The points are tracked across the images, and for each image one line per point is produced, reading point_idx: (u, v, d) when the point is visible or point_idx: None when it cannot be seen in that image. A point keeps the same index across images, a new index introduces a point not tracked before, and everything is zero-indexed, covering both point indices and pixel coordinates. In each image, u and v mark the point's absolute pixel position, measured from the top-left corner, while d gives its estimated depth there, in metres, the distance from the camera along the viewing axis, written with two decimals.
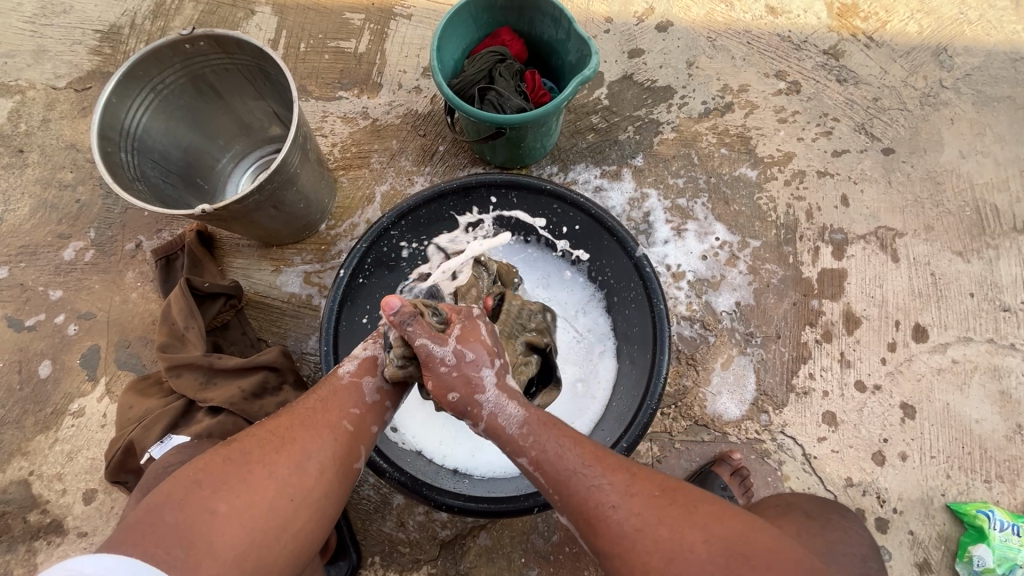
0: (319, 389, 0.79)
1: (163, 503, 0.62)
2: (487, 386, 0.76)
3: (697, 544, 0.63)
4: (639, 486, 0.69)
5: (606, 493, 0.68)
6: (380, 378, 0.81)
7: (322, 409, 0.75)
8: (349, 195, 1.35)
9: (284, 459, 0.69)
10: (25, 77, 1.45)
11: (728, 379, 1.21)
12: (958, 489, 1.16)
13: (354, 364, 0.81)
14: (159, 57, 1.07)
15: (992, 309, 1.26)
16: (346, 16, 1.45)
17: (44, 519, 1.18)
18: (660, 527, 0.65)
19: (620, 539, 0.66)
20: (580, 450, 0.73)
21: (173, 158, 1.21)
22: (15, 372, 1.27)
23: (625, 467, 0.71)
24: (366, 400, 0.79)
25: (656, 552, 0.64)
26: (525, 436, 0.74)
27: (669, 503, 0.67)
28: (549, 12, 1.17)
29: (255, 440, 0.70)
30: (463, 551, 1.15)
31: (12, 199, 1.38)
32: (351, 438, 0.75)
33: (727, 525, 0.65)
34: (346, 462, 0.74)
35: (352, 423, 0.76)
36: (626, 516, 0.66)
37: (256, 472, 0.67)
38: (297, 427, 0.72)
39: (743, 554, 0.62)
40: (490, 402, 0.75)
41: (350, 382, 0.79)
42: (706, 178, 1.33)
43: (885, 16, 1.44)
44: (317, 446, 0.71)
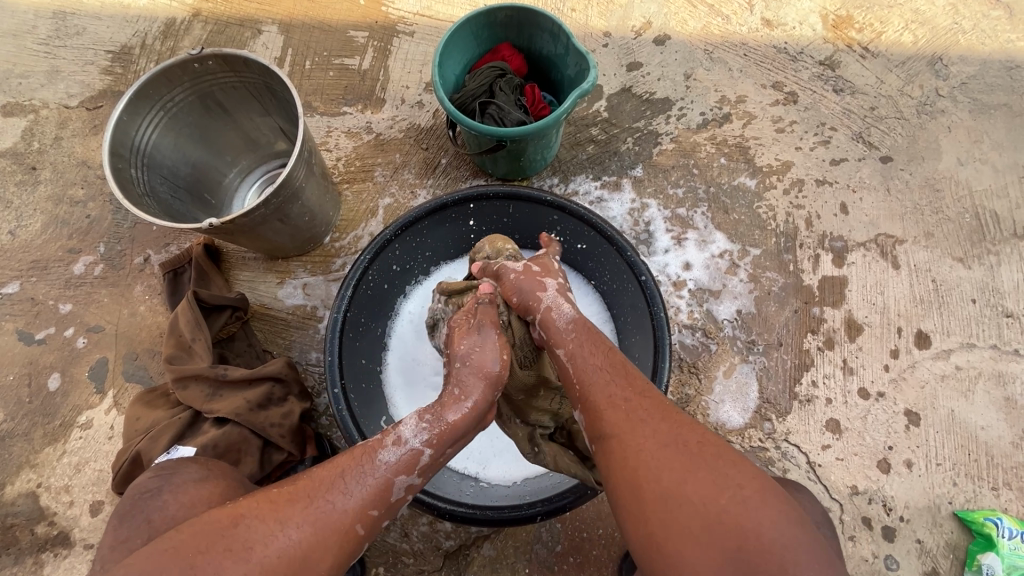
0: (349, 471, 0.72)
1: (157, 575, 0.61)
2: (550, 287, 0.90)
3: (684, 440, 0.67)
4: (653, 396, 0.74)
5: (621, 389, 0.75)
6: (412, 478, 0.75)
7: (340, 506, 0.69)
8: (353, 208, 1.37)
9: (282, 563, 0.64)
10: (38, 97, 1.49)
11: (730, 388, 1.21)
12: (965, 497, 1.15)
13: (395, 454, 0.75)
14: (168, 76, 1.10)
15: (995, 314, 1.26)
16: (350, 34, 1.48)
17: (51, 531, 1.19)
18: (661, 424, 0.69)
19: (621, 425, 0.71)
20: (610, 359, 0.80)
21: (182, 173, 1.23)
22: (25, 385, 1.28)
23: (644, 383, 0.77)
24: (389, 501, 0.73)
25: (652, 439, 0.68)
26: (571, 331, 0.85)
27: (674, 411, 0.71)
28: (548, 28, 1.20)
29: (261, 530, 0.65)
30: (467, 561, 1.14)
31: (25, 215, 1.41)
32: (357, 543, 0.70)
33: (719, 439, 0.68)
34: (344, 565, 0.69)
35: (364, 527, 0.70)
36: (629, 409, 0.72)
37: (251, 572, 0.62)
38: (306, 525, 0.67)
39: (729, 462, 0.65)
40: (550, 297, 0.89)
41: (382, 478, 0.73)
42: (705, 188, 1.35)
43: (880, 27, 1.46)
44: (318, 552, 0.66)
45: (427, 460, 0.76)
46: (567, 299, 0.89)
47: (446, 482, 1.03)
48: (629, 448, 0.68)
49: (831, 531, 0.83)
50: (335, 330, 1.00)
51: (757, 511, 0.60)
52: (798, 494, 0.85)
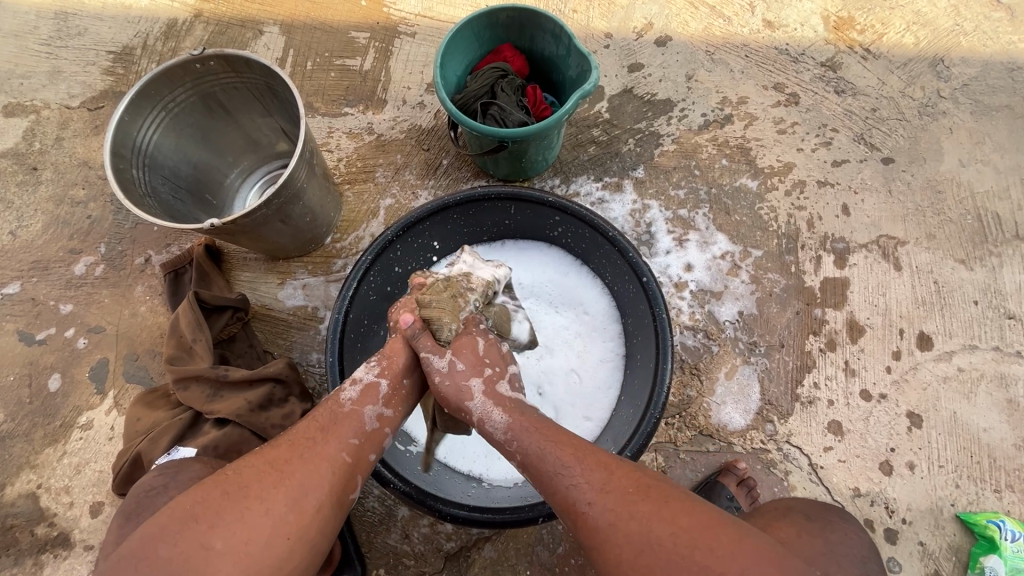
0: (320, 415, 0.80)
1: (162, 531, 0.65)
2: (475, 393, 0.85)
3: (665, 539, 0.64)
4: (615, 483, 0.71)
5: (583, 490, 0.71)
6: (380, 407, 0.83)
7: (321, 440, 0.76)
8: (354, 209, 1.37)
9: (281, 493, 0.69)
10: (39, 98, 1.49)
11: (732, 389, 1.21)
12: (968, 499, 1.15)
13: (355, 390, 0.83)
14: (170, 77, 1.10)
15: (997, 316, 1.25)
16: (351, 35, 1.48)
17: (51, 532, 1.18)
18: (632, 523, 0.67)
19: (596, 534, 0.68)
20: (560, 448, 0.76)
21: (183, 174, 1.23)
22: (25, 386, 1.28)
23: (602, 465, 0.73)
24: (365, 429, 0.80)
25: (627, 547, 0.66)
26: (510, 441, 0.80)
27: (640, 499, 0.69)
28: (549, 29, 1.20)
29: (253, 472, 0.71)
30: (468, 563, 1.14)
31: (26, 215, 1.40)
32: (350, 469, 0.76)
33: (693, 519, 0.65)
34: (343, 494, 0.74)
35: (349, 453, 0.77)
36: (601, 514, 0.69)
37: (253, 508, 0.68)
38: (294, 460, 0.73)
39: (716, 550, 0.62)
40: (478, 408, 0.84)
41: (351, 411, 0.81)
42: (706, 190, 1.35)
43: (881, 29, 1.46)
44: (311, 481, 0.72)
45: (386, 390, 0.85)
46: (498, 405, 0.84)
47: (447, 483, 1.02)
48: (612, 562, 0.66)
49: (877, 566, 0.80)
50: (336, 331, 1.00)
51: None
52: (841, 525, 0.84)
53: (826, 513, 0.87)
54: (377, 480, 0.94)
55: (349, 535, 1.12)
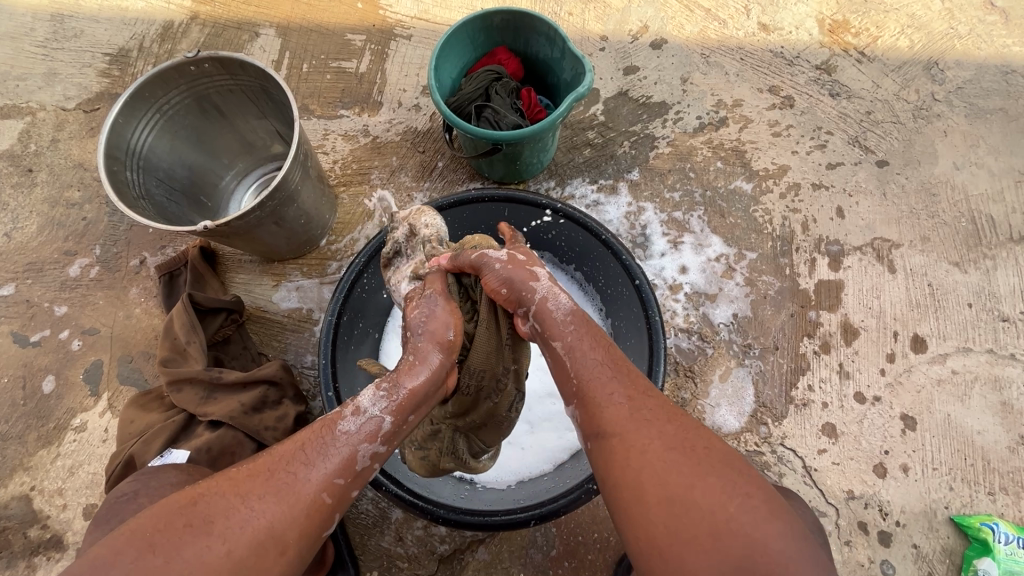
0: (307, 439, 0.72)
1: (117, 558, 0.61)
2: (540, 275, 0.84)
3: (694, 447, 0.64)
4: (656, 396, 0.71)
5: (623, 390, 0.71)
6: (376, 444, 0.74)
7: (300, 477, 0.68)
8: (349, 211, 1.37)
9: (244, 534, 0.63)
10: (35, 99, 1.49)
11: (727, 392, 1.21)
12: (962, 502, 1.15)
13: (355, 421, 0.74)
14: (164, 79, 1.10)
15: (991, 319, 1.25)
16: (347, 37, 1.48)
17: (44, 535, 1.18)
18: (667, 425, 0.67)
19: (626, 424, 0.67)
20: (610, 355, 0.76)
21: (178, 176, 1.23)
22: (19, 388, 1.28)
23: (646, 381, 0.73)
24: (354, 468, 0.72)
25: (656, 441, 0.65)
26: (570, 323, 0.79)
27: (679, 413, 0.69)
28: (543, 31, 1.20)
29: (221, 504, 0.65)
30: (462, 565, 1.14)
31: (21, 217, 1.40)
32: (326, 511, 0.69)
33: (726, 447, 0.66)
34: (314, 536, 0.68)
35: (329, 494, 0.69)
36: (636, 410, 0.68)
37: (212, 547, 0.62)
38: (266, 497, 0.66)
39: (741, 474, 0.62)
40: (544, 289, 0.82)
41: (344, 446, 0.72)
42: (701, 192, 1.35)
43: (876, 32, 1.47)
44: (281, 523, 0.65)
45: (388, 427, 0.74)
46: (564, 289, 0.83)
47: (441, 485, 1.02)
48: (632, 448, 0.65)
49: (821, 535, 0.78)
50: (330, 329, 1.00)
51: (771, 522, 0.58)
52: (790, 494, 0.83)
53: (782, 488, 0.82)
54: (371, 484, 0.94)
55: (342, 537, 1.12)
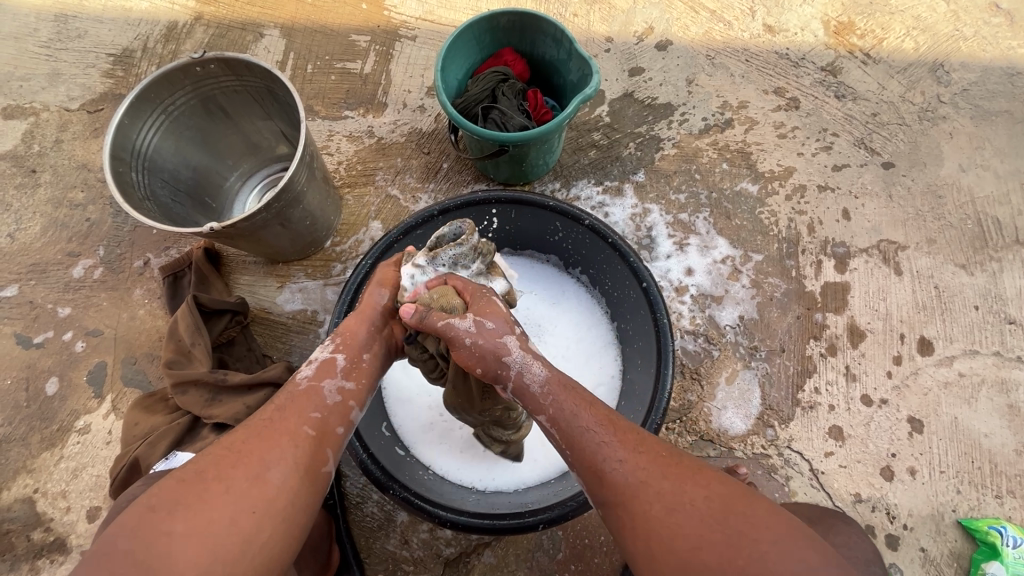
0: (278, 397, 0.78)
1: (119, 529, 0.62)
2: (512, 347, 0.79)
3: (695, 500, 0.64)
4: (649, 448, 0.71)
5: (613, 449, 0.70)
6: (339, 379, 0.82)
7: (278, 418, 0.74)
8: (353, 212, 1.36)
9: (240, 471, 0.67)
10: (39, 100, 1.48)
11: (733, 394, 1.21)
12: (969, 505, 1.14)
13: (311, 368, 0.82)
14: (170, 80, 1.10)
15: (997, 321, 1.25)
16: (352, 38, 1.48)
17: (48, 537, 1.17)
18: (664, 482, 0.66)
19: (624, 491, 0.68)
20: (595, 411, 0.75)
21: (183, 177, 1.23)
22: (22, 390, 1.27)
23: (637, 432, 0.73)
24: (327, 403, 0.79)
25: (658, 504, 0.65)
26: (547, 395, 0.77)
27: (674, 463, 0.68)
28: (550, 32, 1.20)
29: (210, 458, 0.69)
30: (468, 568, 1.13)
31: (24, 218, 1.40)
32: (315, 442, 0.74)
33: (728, 488, 0.65)
34: (311, 466, 0.72)
35: (311, 426, 0.75)
36: (635, 472, 0.68)
37: (214, 489, 0.65)
38: (251, 440, 0.71)
39: (748, 516, 0.62)
40: (516, 360, 0.78)
41: (308, 387, 0.79)
42: (707, 194, 1.35)
43: (881, 34, 1.46)
44: (272, 455, 0.70)
45: (344, 363, 0.83)
46: (537, 357, 0.79)
47: (447, 489, 1.01)
48: (637, 519, 0.66)
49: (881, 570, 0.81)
50: (336, 331, 1.00)
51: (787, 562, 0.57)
52: (844, 529, 0.86)
53: (828, 517, 0.89)
54: (376, 486, 0.93)
55: (347, 540, 1.12)
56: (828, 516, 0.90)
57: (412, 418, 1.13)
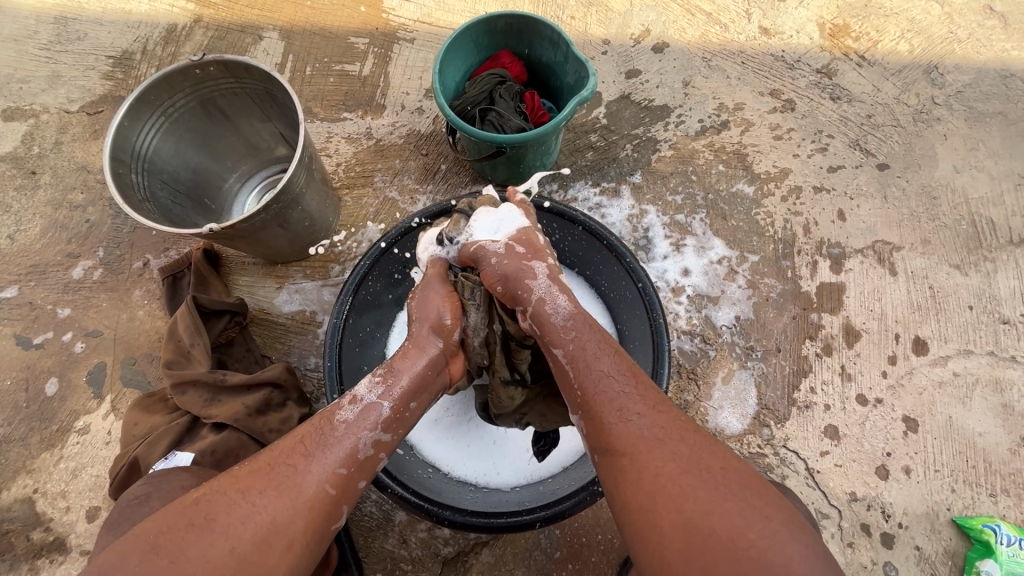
0: (306, 434, 0.75)
1: (124, 558, 0.62)
2: (540, 274, 0.86)
3: (711, 469, 0.65)
4: (668, 410, 0.72)
5: (634, 402, 0.72)
6: (378, 431, 0.78)
7: (302, 469, 0.71)
8: (352, 214, 1.37)
9: (249, 529, 0.65)
10: (39, 102, 1.49)
11: (729, 394, 1.21)
12: (963, 504, 1.15)
13: (354, 410, 0.78)
14: (170, 82, 1.11)
15: (991, 321, 1.26)
16: (351, 41, 1.49)
17: (47, 537, 1.18)
18: (681, 445, 0.67)
19: (637, 442, 0.68)
20: (618, 359, 0.77)
21: (182, 178, 1.24)
22: (22, 390, 1.28)
23: (656, 392, 0.74)
24: (356, 458, 0.75)
25: (671, 462, 0.66)
26: (567, 331, 0.81)
27: (693, 429, 0.70)
28: (547, 35, 1.21)
29: (223, 502, 0.67)
30: (466, 568, 1.14)
31: (24, 219, 1.40)
32: (330, 503, 0.71)
33: (742, 465, 0.67)
34: (320, 530, 0.70)
35: (333, 485, 0.72)
36: (653, 429, 0.69)
37: (218, 545, 0.64)
38: (268, 491, 0.68)
39: (763, 499, 0.63)
40: (543, 288, 0.85)
41: (346, 432, 0.76)
42: (703, 195, 1.35)
43: (876, 36, 1.48)
44: (285, 516, 0.67)
45: (387, 413, 0.79)
46: (562, 291, 0.85)
47: (446, 487, 1.02)
48: (643, 468, 0.66)
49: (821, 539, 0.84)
50: (335, 333, 1.00)
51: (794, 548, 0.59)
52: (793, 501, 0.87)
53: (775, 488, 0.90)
54: (376, 485, 0.94)
55: (346, 539, 1.12)
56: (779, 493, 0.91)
57: None
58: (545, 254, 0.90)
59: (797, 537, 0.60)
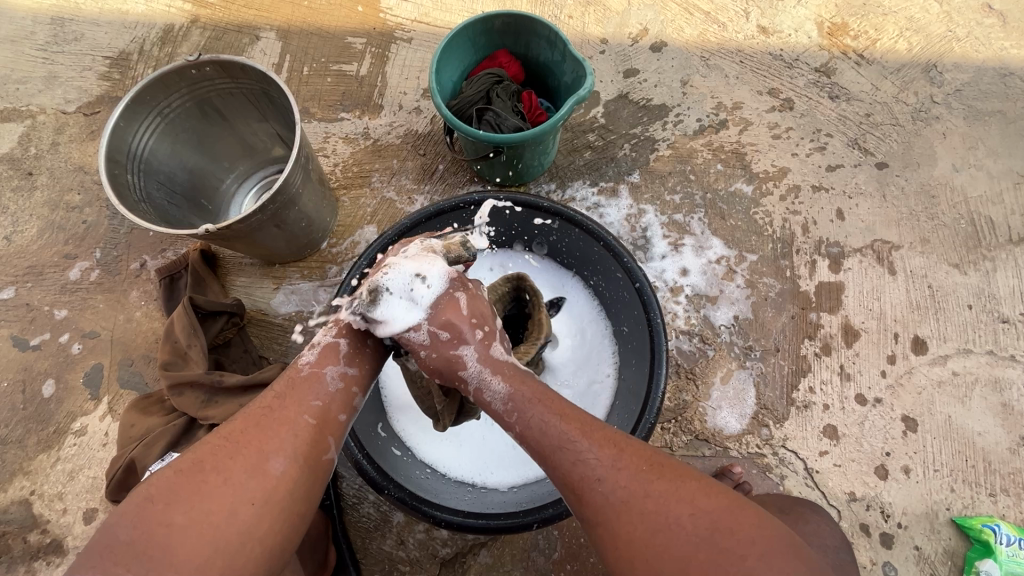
0: (278, 383, 0.76)
1: (118, 518, 0.62)
2: (468, 361, 0.79)
3: (681, 519, 0.64)
4: (628, 460, 0.69)
5: (592, 466, 0.69)
6: (341, 365, 0.79)
7: (278, 406, 0.73)
8: (350, 214, 1.37)
9: (240, 462, 0.67)
10: (36, 103, 1.49)
11: (728, 394, 1.21)
12: (963, 503, 1.15)
13: (313, 353, 0.80)
14: (166, 83, 1.10)
15: (991, 320, 1.26)
16: (348, 41, 1.49)
17: (44, 539, 1.18)
18: (647, 502, 0.66)
19: (605, 510, 0.67)
20: (566, 423, 0.73)
21: (178, 179, 1.23)
22: (19, 392, 1.28)
23: (612, 441, 0.71)
24: (329, 391, 0.77)
25: (641, 525, 0.65)
26: (507, 413, 0.76)
27: (658, 477, 0.67)
28: (545, 35, 1.20)
29: (208, 447, 0.68)
30: (464, 568, 1.14)
31: (20, 221, 1.40)
32: (316, 431, 0.73)
33: (712, 502, 0.65)
34: (313, 456, 0.71)
35: (313, 415, 0.74)
36: (617, 494, 0.67)
37: (213, 481, 0.65)
38: (250, 430, 0.70)
39: (739, 536, 0.61)
40: (475, 377, 0.78)
41: (310, 374, 0.77)
42: (702, 195, 1.35)
43: (875, 34, 1.47)
44: (272, 445, 0.69)
45: (347, 348, 0.81)
46: (494, 373, 0.78)
47: (443, 488, 1.02)
48: (620, 539, 0.65)
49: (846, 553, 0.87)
50: None
51: None
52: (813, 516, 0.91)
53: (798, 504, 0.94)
54: (372, 486, 0.93)
55: (344, 542, 1.12)
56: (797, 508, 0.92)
57: (409, 420, 1.13)
58: (471, 329, 0.80)
59: (778, 564, 0.59)
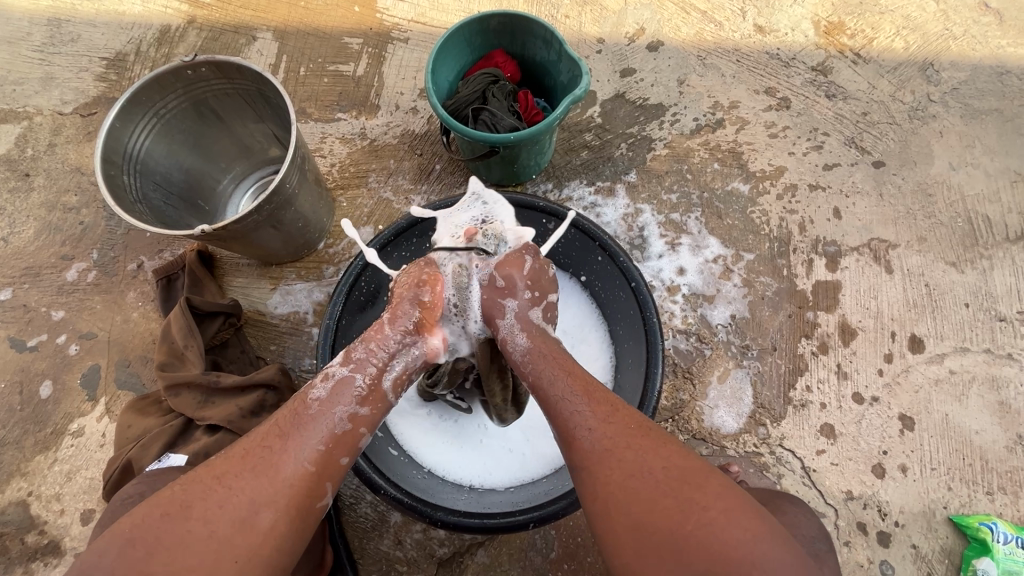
0: (283, 418, 0.74)
1: (99, 556, 0.62)
2: (508, 313, 0.85)
3: (657, 471, 0.65)
4: (619, 417, 0.71)
5: (584, 417, 0.71)
6: (353, 405, 0.76)
7: (278, 449, 0.70)
8: (347, 214, 1.37)
9: (227, 512, 0.65)
10: (33, 104, 1.49)
11: (725, 393, 1.21)
12: (960, 502, 1.15)
13: (326, 388, 0.76)
14: (162, 84, 1.10)
15: (988, 318, 1.26)
16: (344, 41, 1.48)
17: (42, 540, 1.18)
18: (628, 453, 0.67)
19: (588, 455, 0.68)
20: (571, 378, 0.76)
21: (175, 180, 1.23)
22: (16, 393, 1.28)
23: (608, 401, 0.73)
24: (333, 433, 0.74)
25: (618, 472, 0.66)
26: (524, 362, 0.80)
27: (642, 435, 0.69)
28: (540, 34, 1.20)
29: (199, 489, 0.67)
30: (461, 568, 1.14)
31: (17, 222, 1.40)
32: (312, 479, 0.70)
33: (690, 463, 0.66)
34: (304, 506, 0.69)
35: (312, 462, 0.71)
36: (603, 442, 0.68)
37: (197, 531, 0.63)
38: (244, 474, 0.68)
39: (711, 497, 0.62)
40: (507, 327, 0.84)
41: (318, 411, 0.74)
42: (698, 194, 1.35)
43: (871, 33, 1.47)
44: (263, 496, 0.67)
45: (362, 387, 0.77)
46: (524, 330, 0.84)
47: (441, 489, 1.02)
48: (597, 483, 0.66)
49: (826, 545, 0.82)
50: (329, 333, 1.00)
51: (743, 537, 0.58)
52: (792, 508, 0.86)
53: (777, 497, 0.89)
54: (369, 487, 0.94)
55: (341, 542, 1.12)
56: (776, 497, 0.89)
57: (408, 422, 1.14)
58: (523, 287, 0.87)
59: (745, 525, 0.60)
